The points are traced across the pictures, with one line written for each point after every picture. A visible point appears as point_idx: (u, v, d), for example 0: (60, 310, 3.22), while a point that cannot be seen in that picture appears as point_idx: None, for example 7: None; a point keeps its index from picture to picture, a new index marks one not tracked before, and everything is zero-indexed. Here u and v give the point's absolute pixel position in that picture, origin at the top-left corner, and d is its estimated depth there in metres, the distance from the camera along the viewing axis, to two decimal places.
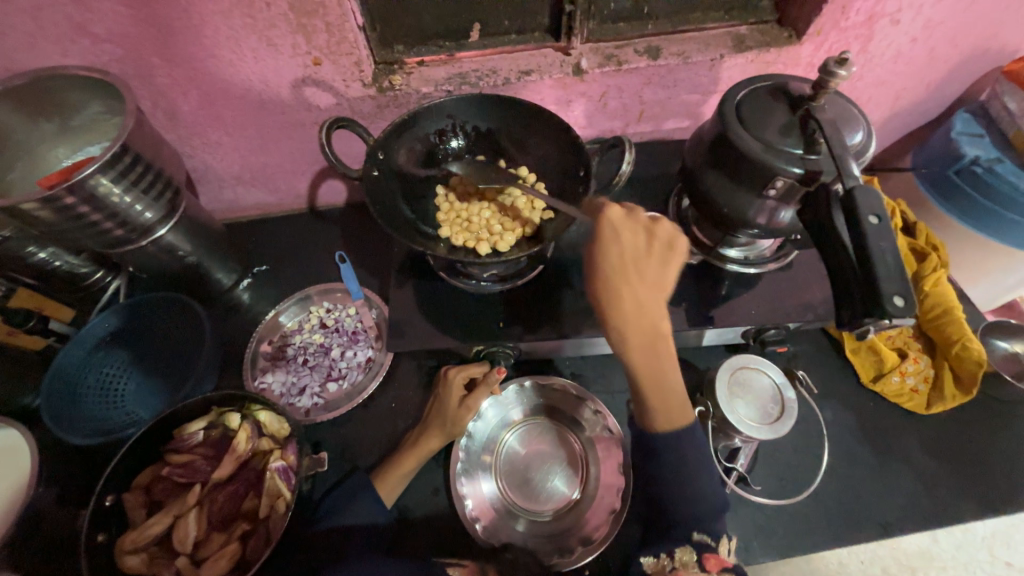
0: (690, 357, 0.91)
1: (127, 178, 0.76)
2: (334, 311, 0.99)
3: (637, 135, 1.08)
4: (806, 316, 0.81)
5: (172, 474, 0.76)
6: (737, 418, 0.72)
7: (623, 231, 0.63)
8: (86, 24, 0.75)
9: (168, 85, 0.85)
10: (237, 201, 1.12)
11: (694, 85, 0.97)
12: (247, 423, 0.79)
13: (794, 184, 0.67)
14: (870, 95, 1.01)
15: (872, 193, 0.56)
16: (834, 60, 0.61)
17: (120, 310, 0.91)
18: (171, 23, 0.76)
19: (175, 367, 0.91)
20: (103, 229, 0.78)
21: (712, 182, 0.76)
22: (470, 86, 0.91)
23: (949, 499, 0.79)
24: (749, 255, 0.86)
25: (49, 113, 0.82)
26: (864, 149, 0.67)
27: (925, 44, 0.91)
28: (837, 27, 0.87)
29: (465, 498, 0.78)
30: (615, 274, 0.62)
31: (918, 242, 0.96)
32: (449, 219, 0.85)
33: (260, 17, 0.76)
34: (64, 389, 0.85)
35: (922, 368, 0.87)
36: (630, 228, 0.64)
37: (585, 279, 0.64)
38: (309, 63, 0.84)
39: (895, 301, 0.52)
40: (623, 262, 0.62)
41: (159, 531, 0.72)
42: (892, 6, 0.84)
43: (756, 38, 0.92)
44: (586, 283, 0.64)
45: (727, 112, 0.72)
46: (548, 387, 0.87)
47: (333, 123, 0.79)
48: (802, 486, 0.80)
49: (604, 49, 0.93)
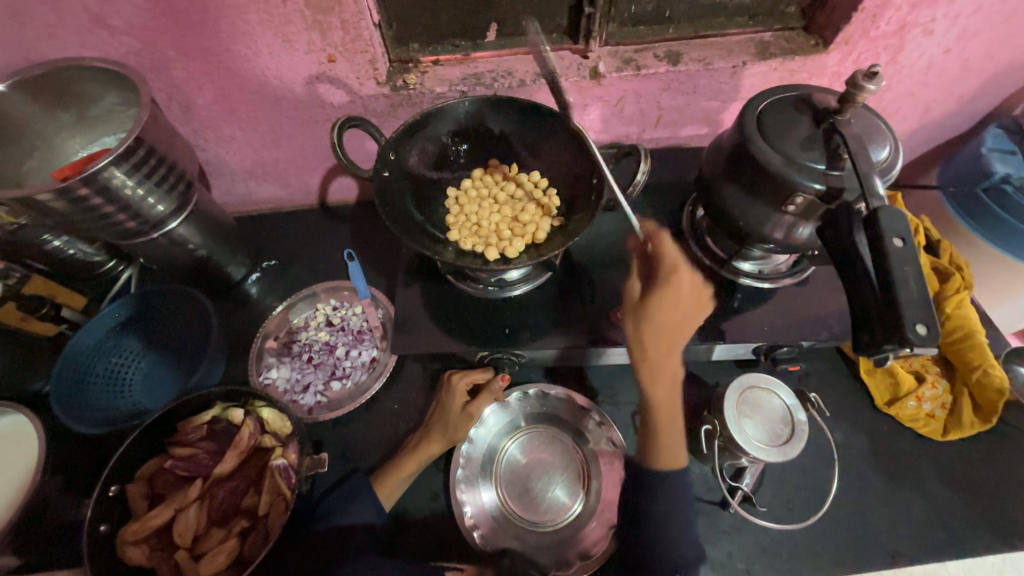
0: (698, 371, 0.89)
1: (140, 171, 0.76)
2: (340, 309, 0.99)
3: (653, 141, 1.06)
4: (821, 335, 0.79)
5: (174, 467, 0.76)
6: (745, 438, 0.70)
7: (684, 288, 0.69)
8: (104, 16, 0.75)
9: (183, 79, 0.85)
10: (249, 195, 1.12)
11: (713, 92, 0.94)
12: (250, 418, 0.79)
13: (814, 201, 0.64)
14: (897, 107, 0.98)
15: (899, 215, 0.54)
16: (862, 73, 0.59)
17: (132, 300, 0.92)
18: (188, 16, 0.76)
19: (184, 360, 0.92)
20: (115, 221, 0.78)
21: (728, 194, 0.74)
22: (485, 87, 0.90)
23: (963, 531, 0.77)
24: (764, 269, 0.84)
25: (66, 104, 0.83)
26: (890, 166, 0.64)
27: (958, 56, 0.88)
28: (867, 37, 0.84)
29: (465, 505, 0.78)
30: (667, 326, 0.69)
31: (941, 261, 0.93)
32: (458, 222, 0.84)
33: (275, 12, 0.76)
34: (74, 376, 0.85)
35: (940, 394, 0.84)
36: (691, 288, 0.69)
37: (637, 324, 0.69)
38: (324, 60, 0.83)
39: (918, 330, 0.50)
40: (676, 316, 0.69)
41: (160, 523, 0.72)
42: (925, 16, 0.81)
43: (781, 45, 0.90)
44: (638, 329, 0.70)
45: (748, 122, 0.70)
46: (552, 396, 0.86)
47: (345, 122, 0.78)
48: (808, 510, 0.78)
49: (622, 53, 0.91)
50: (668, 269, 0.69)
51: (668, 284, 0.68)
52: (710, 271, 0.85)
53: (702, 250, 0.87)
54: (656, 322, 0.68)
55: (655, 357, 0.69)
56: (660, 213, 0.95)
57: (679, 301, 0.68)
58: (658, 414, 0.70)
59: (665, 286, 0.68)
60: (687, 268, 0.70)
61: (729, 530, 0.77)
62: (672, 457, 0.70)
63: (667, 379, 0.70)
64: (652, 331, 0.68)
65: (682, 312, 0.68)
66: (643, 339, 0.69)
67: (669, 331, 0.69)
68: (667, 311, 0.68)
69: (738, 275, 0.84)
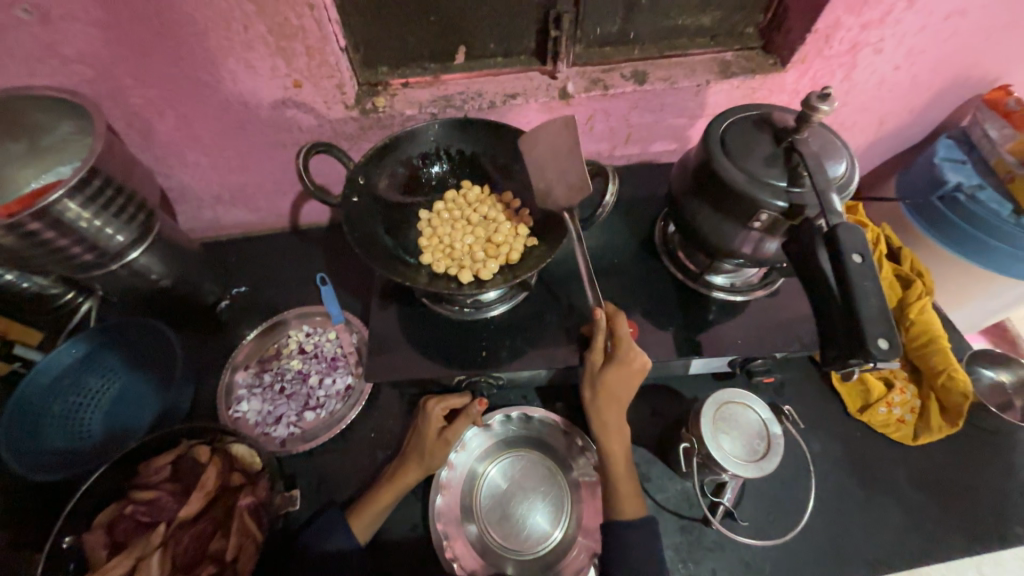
0: (676, 385, 0.90)
1: (95, 202, 0.73)
2: (313, 336, 0.97)
3: (624, 157, 1.08)
4: (793, 347, 0.80)
5: (136, 511, 0.72)
6: (723, 454, 0.70)
7: (626, 359, 0.71)
8: (55, 44, 0.73)
9: (142, 106, 0.83)
10: (216, 220, 1.09)
11: (680, 110, 0.96)
12: (217, 456, 0.76)
13: (778, 217, 0.66)
14: (854, 121, 1.01)
15: (857, 230, 0.55)
16: (816, 94, 0.61)
17: (91, 335, 0.86)
18: (145, 44, 0.74)
19: (149, 397, 0.88)
20: (70, 254, 0.75)
21: (696, 211, 0.75)
22: (455, 109, 0.90)
23: (937, 534, 0.78)
24: (735, 282, 0.86)
25: (17, 134, 0.80)
26: (849, 181, 0.66)
27: (907, 73, 0.92)
28: (822, 56, 0.87)
29: (445, 537, 0.75)
30: (616, 393, 0.73)
31: (902, 268, 0.97)
32: (431, 245, 0.83)
33: (237, 39, 0.75)
34: (28, 418, 0.80)
35: (909, 399, 0.87)
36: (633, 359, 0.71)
37: (593, 392, 0.74)
38: (289, 85, 0.82)
39: (880, 344, 0.51)
40: (622, 384, 0.72)
41: (119, 574, 0.69)
42: (875, 36, 0.85)
43: (742, 65, 0.92)
44: (594, 397, 0.74)
45: (711, 141, 0.71)
46: (533, 419, 0.85)
47: (312, 148, 0.77)
48: (789, 522, 0.79)
49: (590, 73, 0.93)
50: (625, 345, 0.71)
51: (624, 360, 0.71)
52: (685, 285, 0.87)
53: (677, 265, 0.89)
54: (611, 390, 0.72)
55: (610, 422, 0.75)
56: (633, 229, 0.96)
57: (631, 373, 0.72)
58: (618, 475, 0.75)
59: (619, 362, 0.71)
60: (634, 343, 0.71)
61: (712, 547, 0.77)
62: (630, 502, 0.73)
63: (620, 438, 0.76)
64: (606, 397, 0.73)
65: (634, 384, 0.73)
66: (599, 407, 0.74)
67: (618, 399, 0.73)
68: (619, 384, 0.72)
69: (711, 288, 0.85)
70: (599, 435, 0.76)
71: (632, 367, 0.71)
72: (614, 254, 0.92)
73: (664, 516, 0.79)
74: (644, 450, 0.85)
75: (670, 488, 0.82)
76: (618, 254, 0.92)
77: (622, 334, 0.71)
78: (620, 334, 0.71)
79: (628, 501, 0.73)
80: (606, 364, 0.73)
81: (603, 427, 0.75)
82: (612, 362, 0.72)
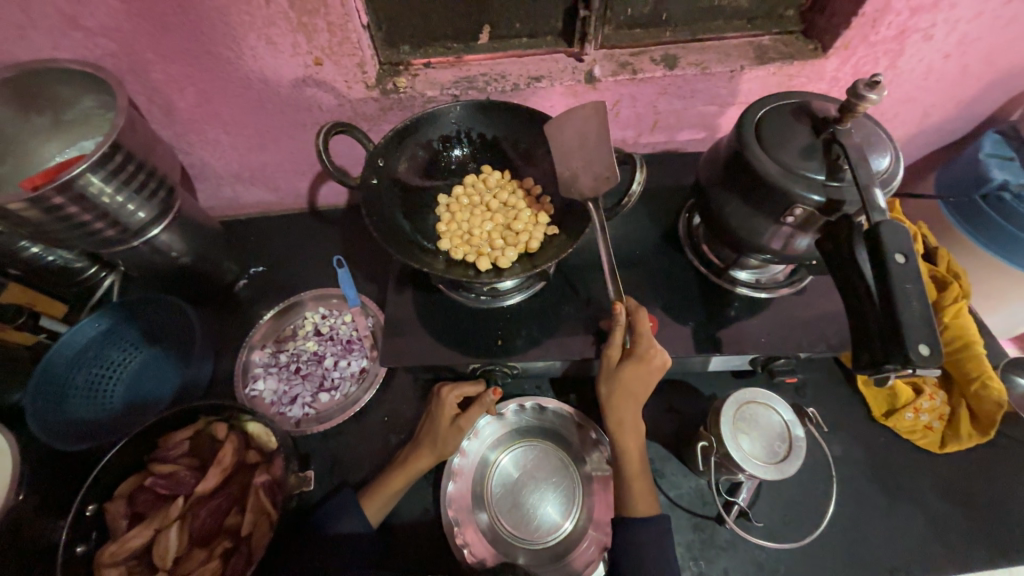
0: (694, 382, 0.88)
1: (117, 177, 0.73)
2: (329, 318, 0.97)
3: (649, 146, 1.05)
4: (819, 347, 0.77)
5: (155, 484, 0.74)
6: (742, 455, 0.68)
7: (646, 357, 0.70)
8: (78, 17, 0.72)
9: (163, 81, 0.82)
10: (236, 199, 1.09)
11: (711, 97, 0.92)
12: (233, 433, 0.77)
13: (814, 213, 0.63)
14: (896, 113, 0.96)
15: (901, 228, 0.52)
16: (864, 82, 0.57)
17: (114, 310, 0.88)
18: (166, 17, 0.73)
19: (166, 370, 0.89)
20: (93, 230, 0.75)
21: (725, 204, 0.72)
22: (478, 90, 0.87)
23: (961, 545, 0.76)
24: (761, 278, 0.83)
25: (41, 108, 0.81)
26: (892, 177, 0.62)
27: (957, 62, 0.86)
28: (866, 42, 0.82)
29: (455, 524, 0.76)
30: (632, 392, 0.71)
31: (938, 270, 0.92)
32: (449, 230, 0.82)
33: (258, 14, 0.73)
34: (51, 390, 0.82)
35: (938, 405, 0.83)
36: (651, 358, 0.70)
37: (608, 390, 0.72)
38: (310, 63, 0.80)
39: (920, 350, 0.48)
40: (639, 382, 0.71)
41: (138, 544, 0.70)
42: (926, 21, 0.79)
43: (779, 50, 0.88)
44: (609, 395, 0.72)
45: (746, 130, 0.68)
46: (547, 410, 0.84)
47: (331, 128, 0.76)
48: (805, 525, 0.77)
49: (618, 56, 0.89)
50: (646, 342, 0.70)
51: (644, 356, 0.70)
52: (708, 280, 0.84)
53: (701, 259, 0.86)
54: (629, 388, 0.71)
55: (625, 419, 0.73)
56: (657, 220, 0.93)
57: (650, 370, 0.70)
58: (631, 473, 0.73)
59: (639, 358, 0.70)
60: (654, 342, 0.70)
61: (725, 546, 0.76)
62: (641, 498, 0.72)
63: (636, 436, 0.74)
64: (622, 395, 0.71)
65: (652, 381, 0.71)
66: (616, 405, 0.72)
67: (634, 397, 0.72)
68: (637, 382, 0.71)
69: (735, 284, 0.82)
70: (613, 433, 0.74)
71: (652, 364, 0.70)
72: (635, 246, 0.90)
73: (677, 513, 0.79)
74: (659, 446, 0.83)
75: (684, 485, 0.81)
76: (640, 245, 0.90)
77: (644, 330, 0.71)
78: (641, 332, 0.71)
79: (642, 499, 0.72)
80: (625, 360, 0.71)
81: (619, 424, 0.73)
82: (631, 359, 0.70)
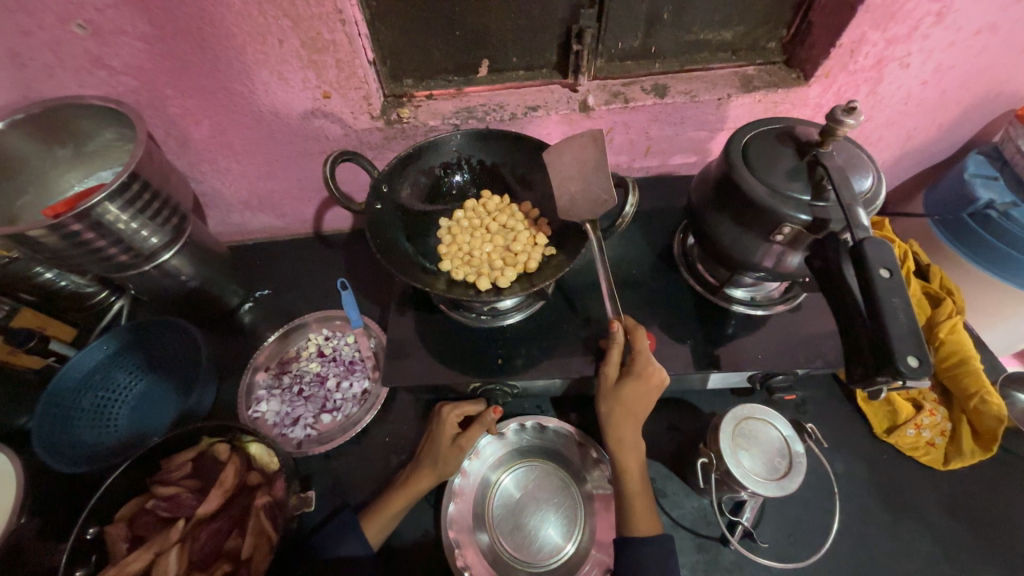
0: (694, 400, 0.88)
1: (133, 205, 0.77)
2: (332, 339, 0.99)
3: (643, 170, 1.08)
4: (816, 363, 0.78)
5: (156, 507, 0.74)
6: (742, 471, 0.68)
7: (643, 374, 0.70)
8: (103, 57, 0.77)
9: (180, 115, 0.86)
10: (244, 225, 1.13)
11: (701, 123, 0.96)
12: (236, 454, 0.78)
13: (801, 231, 0.65)
14: (880, 136, 1.00)
15: (885, 245, 0.54)
16: (841, 108, 0.60)
17: (121, 333, 0.90)
18: (185, 56, 0.77)
19: (170, 391, 0.91)
20: (108, 255, 0.78)
21: (718, 223, 0.75)
22: (477, 120, 0.92)
23: (970, 565, 0.74)
24: (756, 296, 0.84)
25: (64, 140, 0.85)
26: (874, 196, 0.65)
27: (934, 88, 0.90)
28: (846, 71, 0.87)
29: (457, 546, 0.74)
30: (629, 410, 0.72)
31: (931, 286, 0.94)
32: (450, 251, 0.84)
33: (271, 53, 0.78)
34: (58, 414, 0.83)
35: (939, 421, 0.83)
36: (648, 376, 0.70)
37: (606, 408, 0.73)
38: (319, 96, 0.85)
39: (909, 362, 0.49)
40: (635, 401, 0.71)
41: (138, 568, 0.70)
42: (902, 51, 0.84)
43: (763, 79, 0.92)
44: (607, 413, 0.73)
45: (733, 154, 0.71)
46: (548, 429, 0.84)
47: (338, 157, 0.80)
48: (811, 545, 0.76)
49: (611, 87, 0.94)
50: (643, 359, 0.70)
51: (643, 373, 0.70)
52: (704, 298, 0.86)
53: (696, 278, 0.88)
54: (627, 405, 0.71)
55: (625, 438, 0.73)
56: (653, 240, 0.96)
57: (649, 388, 0.71)
58: (632, 492, 0.73)
59: (637, 376, 0.70)
60: (652, 360, 0.71)
61: (730, 567, 0.75)
62: (643, 517, 0.72)
63: (636, 454, 0.74)
64: (619, 414, 0.72)
65: (652, 398, 0.72)
66: (616, 423, 0.73)
67: (633, 415, 0.72)
68: (636, 399, 0.71)
69: (731, 302, 0.84)
70: (614, 452, 0.74)
71: (651, 383, 0.71)
72: (632, 266, 0.92)
73: (680, 533, 0.78)
74: (660, 465, 0.83)
75: (687, 505, 0.80)
76: (636, 265, 0.92)
77: (642, 348, 0.71)
78: (639, 349, 0.71)
79: (643, 518, 0.72)
80: (624, 377, 0.71)
81: (619, 444, 0.74)
82: (629, 377, 0.71)
